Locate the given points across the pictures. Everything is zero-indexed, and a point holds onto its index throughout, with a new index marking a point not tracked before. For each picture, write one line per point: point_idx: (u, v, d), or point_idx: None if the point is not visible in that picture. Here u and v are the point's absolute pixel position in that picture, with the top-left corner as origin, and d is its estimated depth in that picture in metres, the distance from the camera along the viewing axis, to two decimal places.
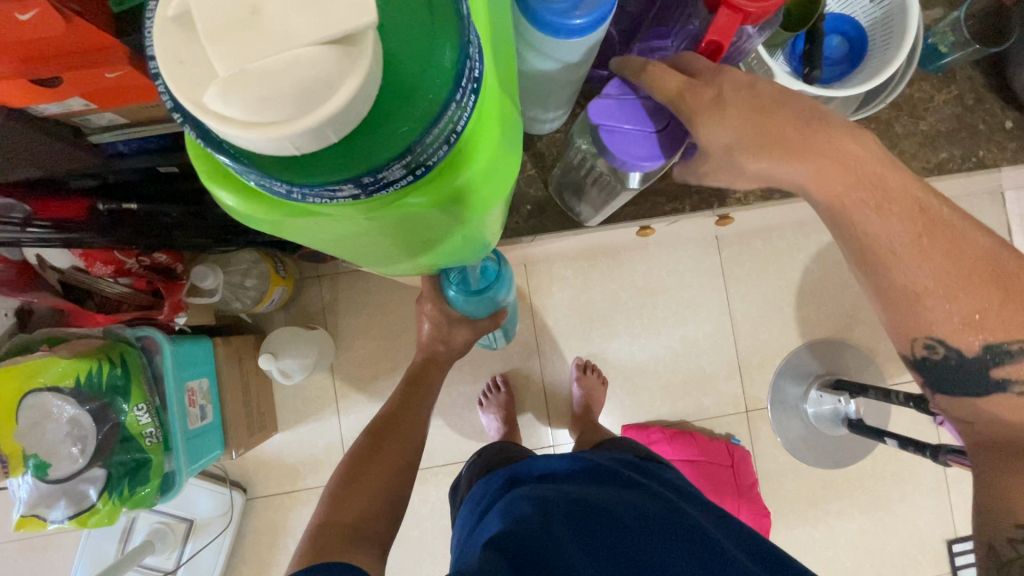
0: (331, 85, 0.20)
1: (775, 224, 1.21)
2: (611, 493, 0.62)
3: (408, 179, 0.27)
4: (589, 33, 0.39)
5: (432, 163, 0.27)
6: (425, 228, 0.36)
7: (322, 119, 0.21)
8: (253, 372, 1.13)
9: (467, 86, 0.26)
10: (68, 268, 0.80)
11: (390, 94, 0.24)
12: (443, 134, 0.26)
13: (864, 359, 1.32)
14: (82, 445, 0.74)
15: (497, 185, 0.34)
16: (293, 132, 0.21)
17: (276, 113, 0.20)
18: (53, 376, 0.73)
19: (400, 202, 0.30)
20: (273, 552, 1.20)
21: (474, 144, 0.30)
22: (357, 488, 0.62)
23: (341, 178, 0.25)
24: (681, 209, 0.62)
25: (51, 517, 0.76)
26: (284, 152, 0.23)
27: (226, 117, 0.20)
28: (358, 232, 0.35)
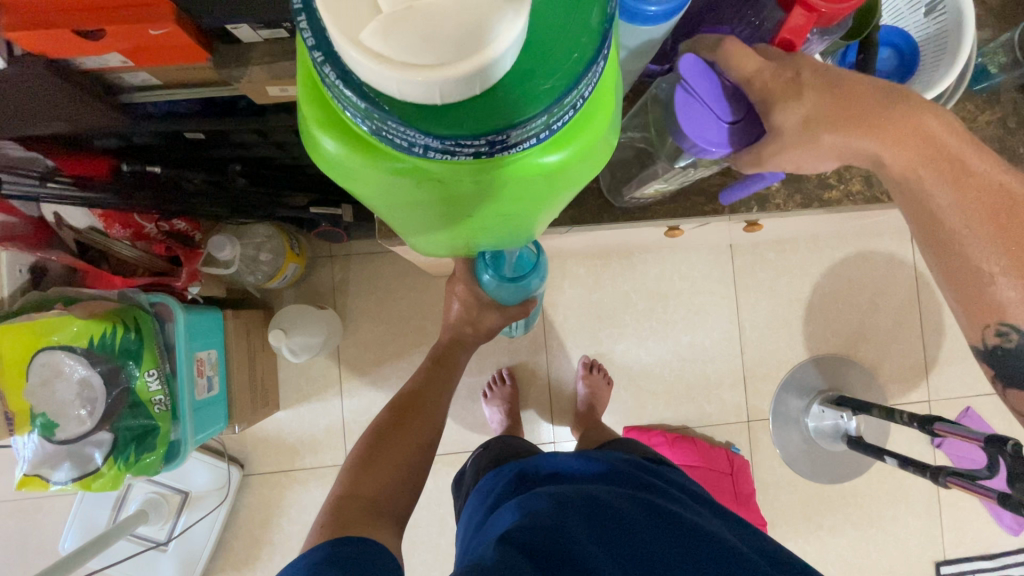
0: (491, 35, 0.23)
1: (791, 236, 1.22)
2: (625, 491, 0.62)
3: (534, 140, 0.29)
4: (663, 21, 0.40)
5: (557, 127, 0.29)
6: (503, 205, 0.39)
7: (477, 65, 0.23)
8: (261, 347, 1.13)
9: (601, 52, 0.28)
10: (85, 228, 0.79)
11: (532, 53, 0.26)
12: (574, 99, 0.28)
13: (867, 377, 1.33)
14: (91, 407, 0.74)
15: (581, 167, 0.37)
16: (446, 77, 0.23)
17: (434, 55, 0.22)
18: (66, 335, 0.72)
19: (515, 161, 0.32)
20: (266, 529, 1.19)
21: (580, 123, 0.33)
22: (378, 463, 0.62)
23: (474, 132, 0.27)
24: (718, 210, 0.63)
25: (54, 478, 0.75)
26: (427, 99, 0.24)
27: (385, 56, 0.22)
28: (453, 195, 0.38)
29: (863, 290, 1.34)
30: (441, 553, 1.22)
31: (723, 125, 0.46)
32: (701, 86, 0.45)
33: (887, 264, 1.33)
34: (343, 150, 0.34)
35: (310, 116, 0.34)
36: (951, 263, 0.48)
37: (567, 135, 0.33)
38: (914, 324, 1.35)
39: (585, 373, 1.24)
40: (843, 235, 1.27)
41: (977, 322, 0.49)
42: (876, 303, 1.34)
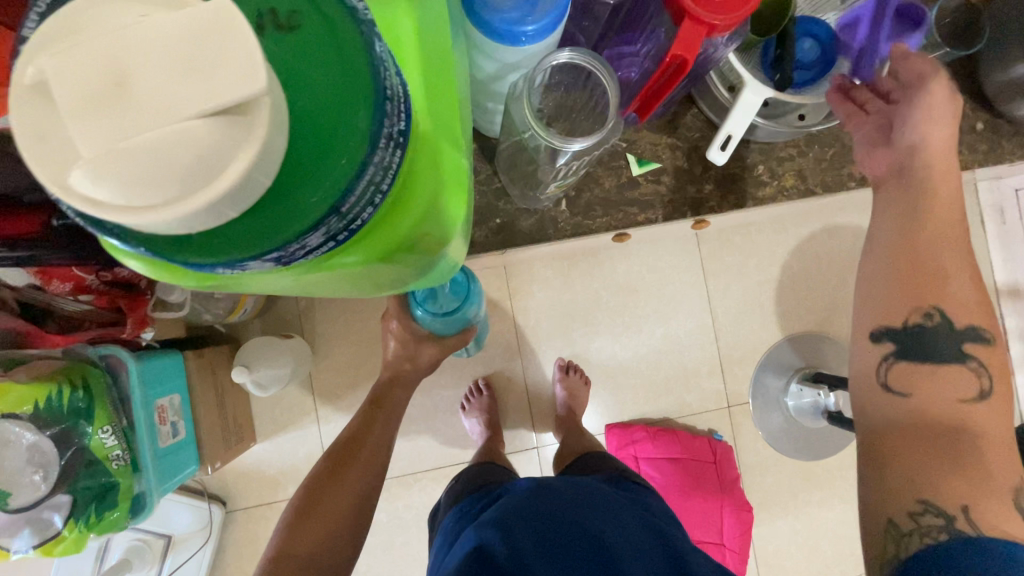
0: (220, 159, 0.20)
1: (754, 219, 1.21)
2: (586, 511, 0.63)
3: (331, 243, 0.28)
4: (540, 37, 0.44)
5: (357, 223, 0.28)
6: (357, 280, 0.37)
7: (208, 199, 0.21)
8: (229, 383, 1.11)
9: (377, 150, 0.26)
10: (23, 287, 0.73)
11: (298, 159, 0.24)
12: (366, 196, 0.27)
13: (843, 351, 1.34)
14: (44, 472, 0.71)
15: (436, 229, 0.35)
16: (176, 212, 0.21)
17: (152, 197, 0.20)
18: (7, 403, 0.69)
19: (330, 262, 0.31)
20: (255, 563, 1.18)
21: (410, 193, 0.31)
22: (314, 518, 0.65)
23: (248, 255, 0.25)
24: (653, 218, 0.68)
25: (13, 548, 0.73)
26: (170, 231, 0.22)
27: (100, 202, 0.20)
28: (286, 286, 0.35)
29: (832, 265, 1.34)
30: None
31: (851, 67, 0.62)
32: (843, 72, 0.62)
33: (853, 237, 1.34)
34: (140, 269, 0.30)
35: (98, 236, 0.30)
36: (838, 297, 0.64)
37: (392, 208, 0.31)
38: None
39: (561, 376, 1.23)
40: (807, 212, 1.27)
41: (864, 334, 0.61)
42: (845, 277, 1.34)
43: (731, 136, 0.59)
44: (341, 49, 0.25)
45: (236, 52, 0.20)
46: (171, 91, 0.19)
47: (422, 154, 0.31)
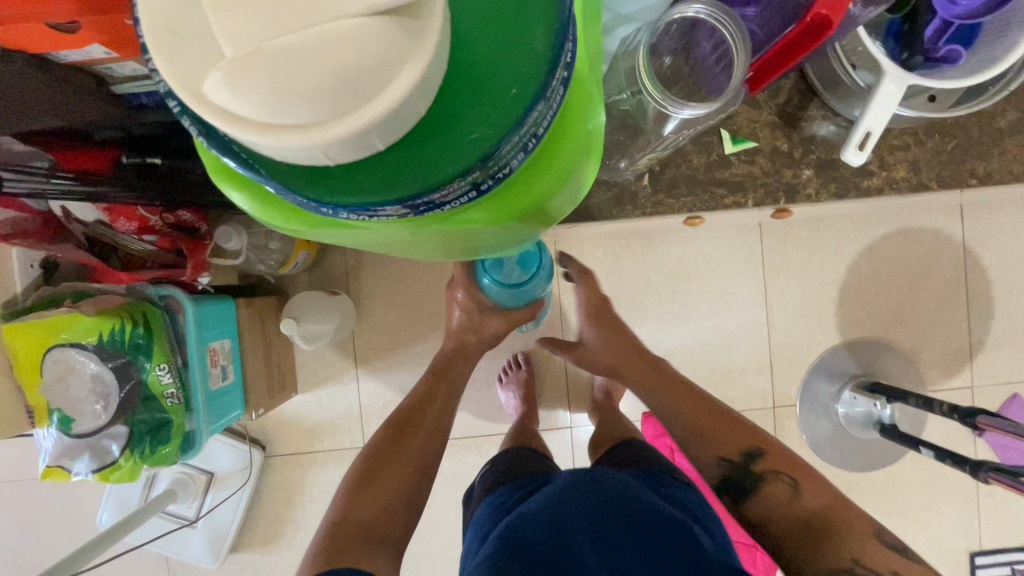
0: (391, 76, 0.21)
1: (825, 214, 1.14)
2: (631, 496, 0.64)
3: (471, 193, 0.28)
4: None
5: (504, 174, 0.28)
6: (469, 240, 0.36)
7: (358, 126, 0.21)
8: (276, 334, 1.13)
9: (553, 81, 0.26)
10: (92, 223, 0.78)
11: (455, 97, 0.24)
12: (522, 141, 0.27)
13: (904, 362, 1.26)
14: (105, 402, 0.76)
15: (563, 197, 0.35)
16: (326, 134, 0.21)
17: (303, 114, 0.21)
18: (76, 332, 0.75)
19: (457, 216, 0.31)
20: (289, 508, 1.23)
21: (552, 155, 0.30)
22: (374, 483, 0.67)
23: (388, 196, 0.26)
24: (741, 202, 0.57)
25: (75, 470, 0.78)
26: (312, 158, 0.23)
27: (244, 116, 0.21)
28: (397, 241, 0.36)
29: (904, 270, 1.25)
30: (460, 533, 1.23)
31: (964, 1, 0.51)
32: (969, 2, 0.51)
33: (931, 241, 1.24)
34: (255, 205, 0.32)
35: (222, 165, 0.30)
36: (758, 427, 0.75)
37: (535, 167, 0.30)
38: (959, 306, 1.26)
39: None
40: (883, 210, 1.18)
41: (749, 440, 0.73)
42: (917, 285, 1.25)
43: (869, 132, 0.46)
44: None
45: None
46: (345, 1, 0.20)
47: (577, 103, 0.30)
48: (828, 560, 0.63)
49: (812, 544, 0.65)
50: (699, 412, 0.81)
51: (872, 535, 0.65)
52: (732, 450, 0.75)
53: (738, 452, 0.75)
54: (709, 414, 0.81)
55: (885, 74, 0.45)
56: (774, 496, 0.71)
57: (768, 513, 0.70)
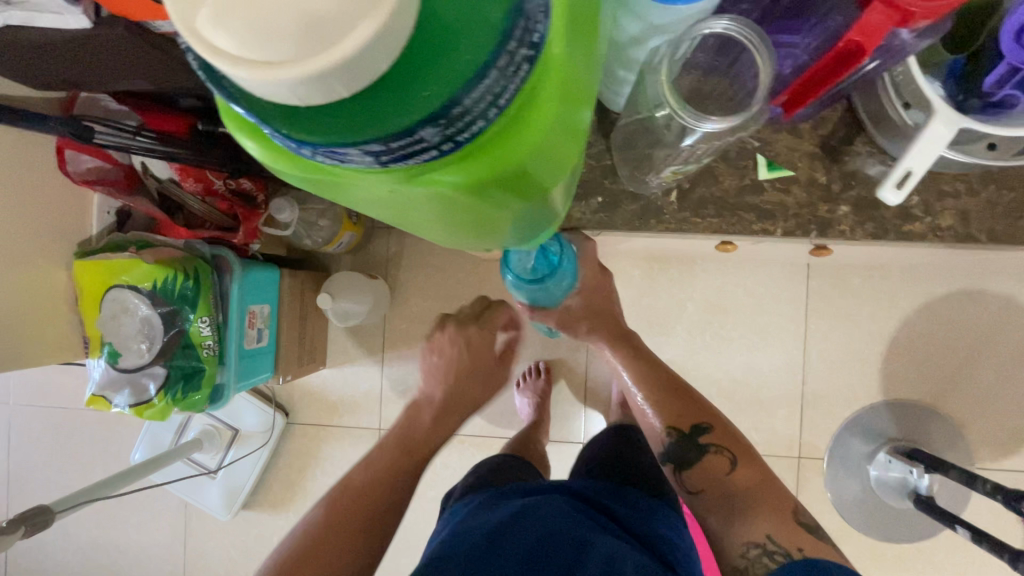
0: (351, 22, 0.18)
1: (881, 262, 1.08)
2: (561, 510, 0.67)
3: (429, 151, 0.24)
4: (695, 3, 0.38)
5: (466, 135, 0.24)
6: (459, 206, 0.34)
7: (322, 69, 0.18)
8: (313, 307, 1.18)
9: (511, 41, 0.23)
10: (165, 179, 0.86)
11: (418, 58, 0.21)
12: (483, 102, 0.23)
13: (952, 433, 1.16)
14: (149, 343, 0.83)
15: (555, 162, 0.32)
16: (294, 77, 0.19)
17: (279, 50, 0.18)
18: (134, 277, 0.82)
19: (428, 177, 0.28)
20: (301, 476, 1.28)
21: (531, 115, 0.27)
22: (347, 513, 0.74)
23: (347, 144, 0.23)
24: (770, 231, 0.52)
25: (115, 401, 0.85)
26: (284, 101, 0.20)
27: (220, 51, 0.18)
28: (387, 197, 0.34)
29: (963, 334, 1.17)
30: None
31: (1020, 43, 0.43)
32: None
33: (997, 307, 1.16)
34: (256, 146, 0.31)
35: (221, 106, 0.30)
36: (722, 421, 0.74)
37: (509, 129, 0.26)
38: (1021, 382, 1.16)
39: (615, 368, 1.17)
40: (946, 267, 1.11)
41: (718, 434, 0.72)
42: (977, 352, 1.17)
43: (910, 172, 0.43)
44: None
45: None
46: None
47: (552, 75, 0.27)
48: (744, 531, 0.63)
49: (732, 518, 0.65)
50: (654, 381, 0.78)
51: (784, 513, 0.64)
52: (681, 422, 0.73)
53: (688, 425, 0.73)
54: (662, 383, 0.78)
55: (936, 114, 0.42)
56: (711, 468, 0.70)
57: (705, 482, 0.69)
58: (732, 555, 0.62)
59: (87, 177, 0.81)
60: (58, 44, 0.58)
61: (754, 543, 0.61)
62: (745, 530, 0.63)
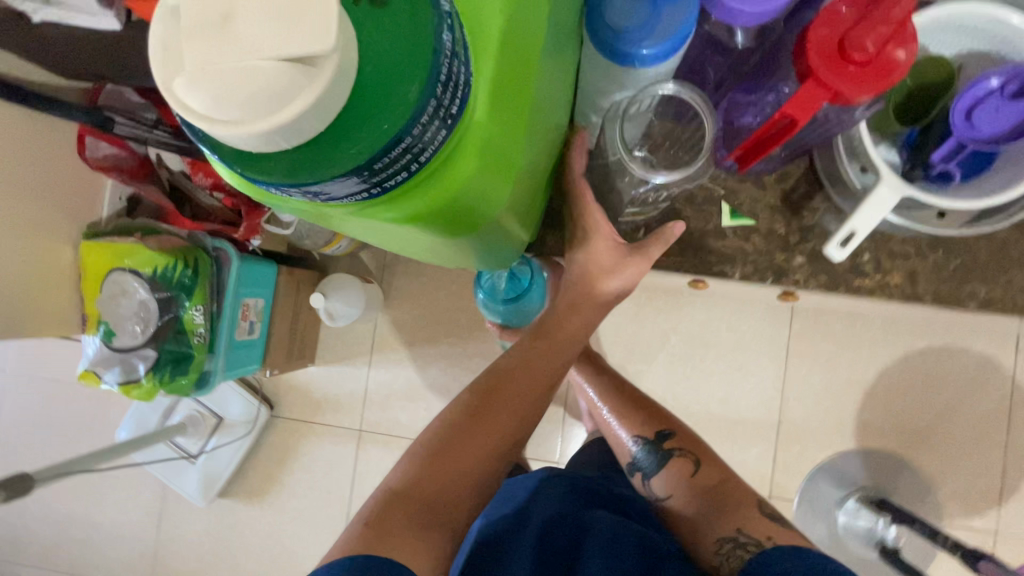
0: (284, 96, 0.22)
1: (861, 311, 1.11)
2: (552, 501, 0.71)
3: (363, 193, 0.27)
4: (659, 62, 0.41)
5: (390, 184, 0.27)
6: (405, 236, 0.37)
7: (262, 130, 0.22)
8: (307, 305, 1.22)
9: (433, 103, 0.25)
10: (177, 171, 0.91)
11: (347, 119, 0.24)
12: (402, 159, 0.26)
13: (923, 486, 1.17)
14: (143, 326, 0.86)
15: (487, 202, 0.35)
16: (241, 133, 0.23)
17: (229, 112, 0.22)
18: (136, 261, 0.86)
19: (367, 213, 0.31)
20: (280, 469, 1.30)
21: (456, 165, 0.30)
22: (446, 458, 0.57)
23: (284, 184, 0.26)
24: (728, 274, 0.55)
25: (104, 378, 0.87)
26: (237, 148, 0.24)
27: (185, 106, 0.22)
28: (340, 226, 0.37)
29: (939, 388, 1.19)
30: None
31: (984, 109, 0.47)
32: (985, 115, 0.47)
33: (974, 365, 1.18)
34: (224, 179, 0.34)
35: None
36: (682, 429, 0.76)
37: (432, 178, 0.29)
38: (995, 441, 1.17)
39: None
40: (925, 321, 1.14)
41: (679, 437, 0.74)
42: (952, 407, 1.18)
43: (854, 233, 0.47)
44: (413, 15, 0.25)
45: (316, 17, 0.21)
46: (262, 33, 0.21)
47: (479, 131, 0.30)
48: (716, 529, 0.63)
49: (701, 517, 0.65)
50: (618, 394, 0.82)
51: (751, 506, 0.64)
52: (646, 430, 0.76)
53: (652, 432, 0.76)
54: (625, 397, 0.82)
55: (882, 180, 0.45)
56: (676, 471, 0.72)
57: (674, 487, 0.70)
58: (707, 554, 0.63)
59: (104, 163, 0.85)
60: (88, 41, 0.63)
61: (726, 538, 0.61)
62: (717, 526, 0.63)
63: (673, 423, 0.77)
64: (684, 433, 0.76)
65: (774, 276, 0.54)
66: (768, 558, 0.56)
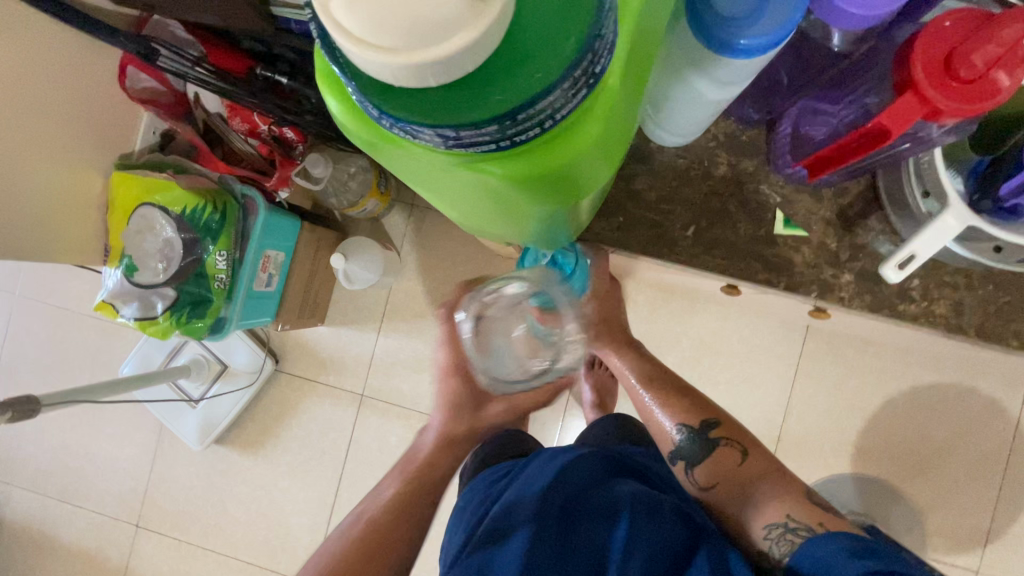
0: (448, 28, 0.23)
1: (877, 338, 1.11)
2: (582, 480, 0.62)
3: (492, 144, 0.29)
4: (757, 56, 0.38)
5: (519, 138, 0.29)
6: (494, 198, 0.39)
7: (418, 60, 0.23)
8: (324, 265, 1.21)
9: (578, 67, 0.28)
10: (213, 112, 0.89)
11: (498, 64, 0.26)
12: (537, 116, 0.28)
13: (912, 518, 1.18)
14: (166, 264, 0.86)
15: (584, 178, 0.37)
16: (395, 61, 0.23)
17: (388, 38, 0.23)
18: (166, 198, 0.85)
19: (477, 166, 0.33)
20: (277, 423, 1.30)
21: (574, 134, 0.32)
22: None
23: (424, 122, 0.27)
24: (774, 283, 0.54)
25: (122, 312, 0.87)
26: (381, 78, 0.25)
27: (346, 29, 0.23)
28: (436, 179, 0.39)
29: (942, 424, 1.19)
30: None
31: None
32: None
33: (980, 406, 1.18)
34: (340, 111, 0.37)
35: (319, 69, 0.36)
36: (728, 421, 0.73)
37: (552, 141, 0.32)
38: (989, 484, 1.18)
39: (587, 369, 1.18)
40: (939, 357, 1.14)
41: (728, 427, 0.72)
42: (952, 445, 1.19)
43: (914, 256, 0.46)
44: None
45: None
46: None
47: (602, 105, 0.32)
48: (764, 515, 0.63)
49: (746, 503, 0.65)
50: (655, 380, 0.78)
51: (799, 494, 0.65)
52: (690, 419, 0.73)
53: (697, 421, 0.72)
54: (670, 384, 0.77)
55: (949, 207, 0.45)
56: (721, 460, 0.69)
57: (718, 475, 0.69)
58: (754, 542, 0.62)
59: (141, 95, 0.85)
60: None
61: (775, 524, 0.61)
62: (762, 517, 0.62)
63: (718, 411, 0.74)
64: (731, 422, 0.73)
65: (825, 291, 0.54)
66: (816, 543, 0.56)
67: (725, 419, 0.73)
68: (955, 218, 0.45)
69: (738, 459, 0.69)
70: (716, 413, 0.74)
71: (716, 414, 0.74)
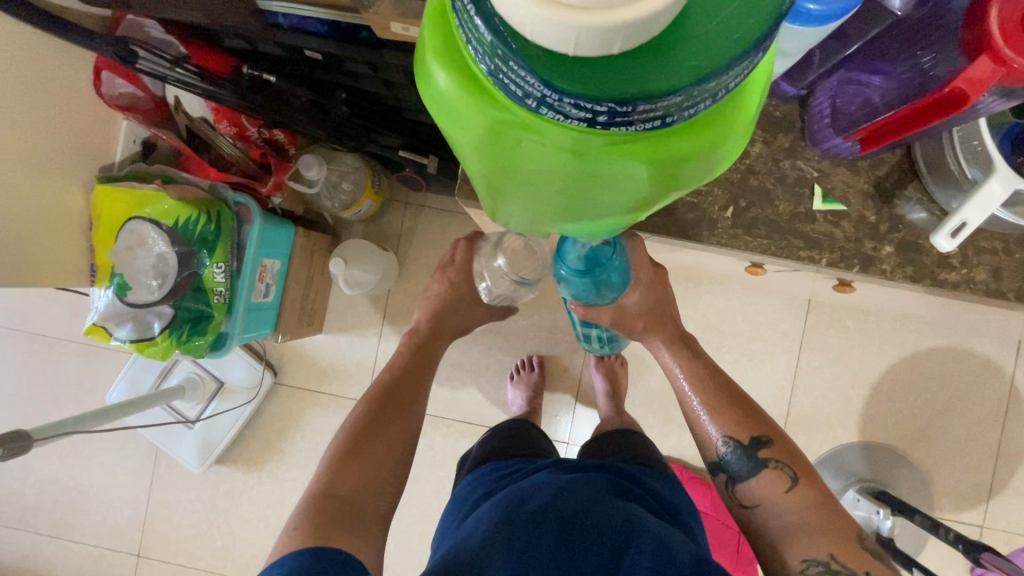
0: None
1: (879, 308, 1.12)
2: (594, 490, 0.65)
3: (660, 120, 0.29)
4: (824, 23, 0.38)
5: (688, 112, 0.29)
6: (612, 181, 0.38)
7: (621, 19, 0.22)
8: (321, 271, 1.17)
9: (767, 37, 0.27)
10: (196, 117, 0.83)
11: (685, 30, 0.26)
12: (717, 87, 0.28)
13: (919, 480, 1.22)
14: (160, 281, 0.81)
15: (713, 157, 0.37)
16: (591, 21, 0.22)
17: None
18: (156, 211, 0.80)
19: (623, 144, 0.32)
20: (280, 438, 1.26)
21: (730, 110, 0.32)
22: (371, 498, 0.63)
23: (598, 94, 0.27)
24: (815, 259, 0.55)
25: (116, 334, 0.83)
26: (561, 47, 0.24)
27: None
28: (550, 166, 0.37)
29: (942, 387, 1.22)
30: (430, 513, 1.23)
31: None
32: None
33: (977, 366, 1.21)
34: (450, 88, 0.35)
35: (434, 45, 0.35)
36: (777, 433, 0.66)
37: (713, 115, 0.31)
38: (989, 441, 1.22)
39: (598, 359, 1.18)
40: (938, 321, 1.16)
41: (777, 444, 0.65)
42: (952, 407, 1.22)
43: (965, 222, 0.48)
44: None
45: None
46: None
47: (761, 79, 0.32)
48: (803, 548, 0.58)
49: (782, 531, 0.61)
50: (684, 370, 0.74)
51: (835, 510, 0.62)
52: (740, 432, 0.66)
53: (747, 436, 0.65)
54: (725, 391, 0.68)
55: (996, 173, 0.46)
56: (769, 482, 0.63)
57: (761, 496, 0.63)
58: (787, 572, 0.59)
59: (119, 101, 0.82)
60: None
61: (814, 560, 0.57)
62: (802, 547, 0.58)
63: (770, 422, 0.66)
64: (779, 434, 0.66)
65: (870, 262, 0.55)
66: None
67: (776, 433, 0.65)
68: (1001, 187, 0.46)
69: (786, 485, 0.62)
70: (764, 425, 0.66)
71: (765, 424, 0.66)
